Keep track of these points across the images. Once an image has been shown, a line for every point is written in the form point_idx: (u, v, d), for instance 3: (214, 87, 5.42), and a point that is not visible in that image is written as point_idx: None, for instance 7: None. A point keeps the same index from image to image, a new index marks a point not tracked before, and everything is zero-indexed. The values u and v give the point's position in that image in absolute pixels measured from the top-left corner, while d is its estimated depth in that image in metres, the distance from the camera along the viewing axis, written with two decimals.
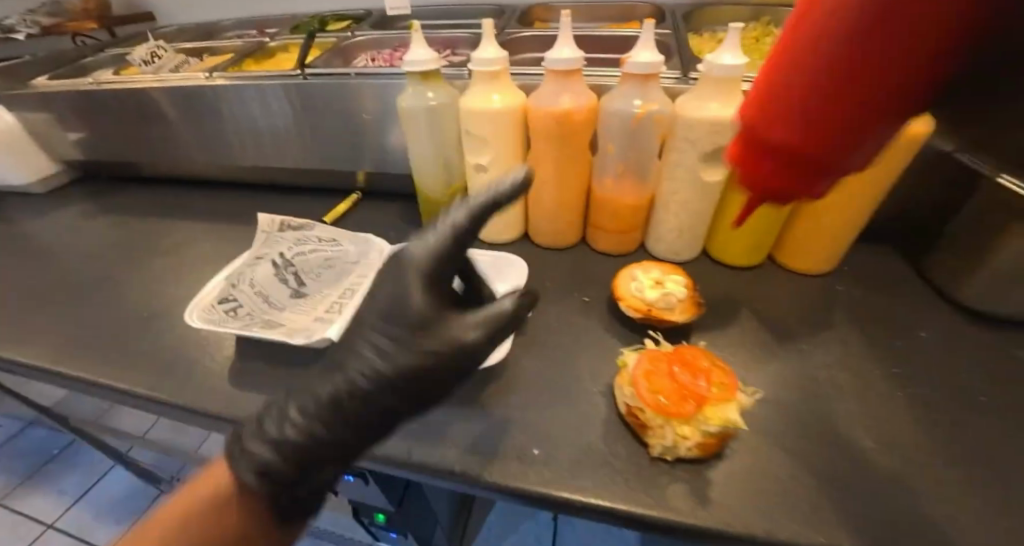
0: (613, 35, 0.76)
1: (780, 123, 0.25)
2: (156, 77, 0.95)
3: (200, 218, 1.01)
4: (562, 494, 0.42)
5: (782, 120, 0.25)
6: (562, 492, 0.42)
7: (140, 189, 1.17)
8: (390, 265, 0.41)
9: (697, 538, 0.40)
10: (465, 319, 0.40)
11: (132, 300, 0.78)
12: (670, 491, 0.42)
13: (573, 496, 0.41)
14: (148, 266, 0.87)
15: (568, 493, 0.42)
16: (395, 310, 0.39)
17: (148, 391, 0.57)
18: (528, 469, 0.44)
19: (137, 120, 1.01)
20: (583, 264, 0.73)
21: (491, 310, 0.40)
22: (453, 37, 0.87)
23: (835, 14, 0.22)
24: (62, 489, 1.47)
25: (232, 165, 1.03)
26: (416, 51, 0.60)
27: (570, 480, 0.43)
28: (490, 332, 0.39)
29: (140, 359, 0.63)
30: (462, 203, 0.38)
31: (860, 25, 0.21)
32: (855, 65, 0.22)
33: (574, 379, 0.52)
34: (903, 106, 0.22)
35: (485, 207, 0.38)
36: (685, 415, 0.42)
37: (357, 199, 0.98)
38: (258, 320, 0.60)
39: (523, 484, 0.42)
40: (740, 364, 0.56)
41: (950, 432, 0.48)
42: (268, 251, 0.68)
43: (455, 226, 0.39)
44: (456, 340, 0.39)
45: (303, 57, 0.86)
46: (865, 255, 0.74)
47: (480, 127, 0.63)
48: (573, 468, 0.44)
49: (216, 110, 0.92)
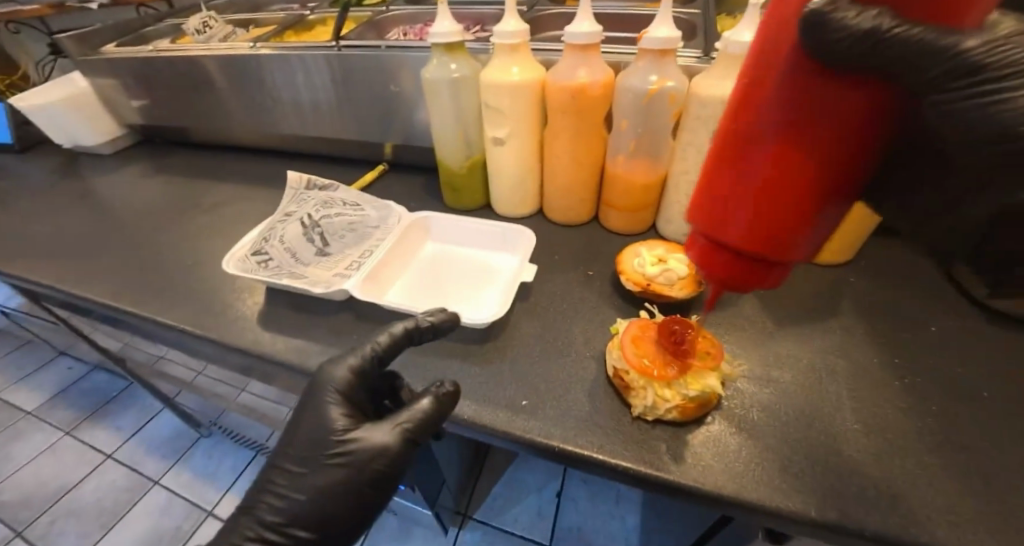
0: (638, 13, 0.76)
1: (741, 208, 0.33)
2: (205, 46, 1.01)
3: (242, 181, 1.09)
4: (543, 440, 0.46)
5: (741, 207, 0.33)
6: (543, 438, 0.45)
7: (191, 153, 1.27)
8: (310, 393, 0.50)
9: (665, 491, 0.43)
10: (381, 426, 0.47)
11: (180, 250, 0.86)
12: (644, 447, 0.45)
13: (554, 442, 0.45)
14: (195, 222, 0.95)
15: (548, 440, 0.45)
16: (317, 439, 0.48)
17: (190, 327, 0.64)
18: (515, 416, 0.48)
19: (190, 87, 1.09)
20: (592, 241, 0.75)
21: (407, 413, 0.47)
22: (483, 13, 0.89)
23: (766, 111, 0.29)
24: (118, 423, 1.64)
25: (272, 133, 1.10)
26: (441, 23, 0.63)
27: (552, 429, 0.46)
28: (405, 432, 0.47)
29: (184, 299, 0.70)
30: (385, 331, 0.49)
31: (785, 121, 0.29)
32: (792, 151, 0.29)
33: (568, 343, 0.56)
34: (834, 185, 0.30)
35: (401, 336, 0.49)
36: (666, 379, 0.44)
37: (385, 170, 1.03)
38: (286, 273, 0.66)
39: (508, 429, 0.46)
40: (734, 342, 0.57)
41: (940, 421, 0.48)
42: (297, 211, 0.74)
43: (376, 348, 0.49)
44: (375, 447, 0.47)
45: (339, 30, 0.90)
46: (884, 248, 0.72)
47: (498, 99, 0.66)
48: (557, 419, 0.47)
49: (259, 79, 0.98)
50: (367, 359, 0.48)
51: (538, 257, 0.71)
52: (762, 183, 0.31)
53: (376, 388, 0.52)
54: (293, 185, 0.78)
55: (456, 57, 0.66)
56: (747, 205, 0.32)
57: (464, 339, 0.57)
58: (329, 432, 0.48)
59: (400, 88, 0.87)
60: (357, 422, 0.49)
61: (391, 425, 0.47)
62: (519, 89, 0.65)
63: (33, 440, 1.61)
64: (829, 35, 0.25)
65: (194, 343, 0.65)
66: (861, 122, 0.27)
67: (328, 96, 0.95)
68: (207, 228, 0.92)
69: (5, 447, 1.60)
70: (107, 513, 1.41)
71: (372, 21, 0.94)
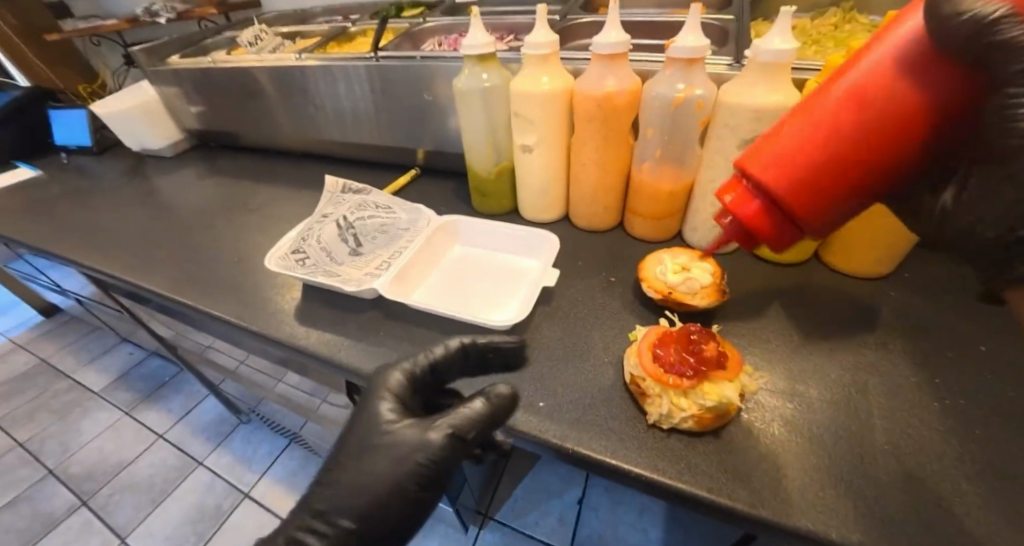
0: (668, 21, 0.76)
1: (821, 151, 0.41)
2: (257, 57, 1.08)
3: (287, 183, 1.16)
4: (557, 442, 0.46)
5: (830, 144, 0.41)
6: (557, 440, 0.46)
7: (242, 157, 1.35)
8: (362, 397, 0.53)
9: (678, 499, 0.43)
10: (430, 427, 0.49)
11: (229, 247, 0.93)
12: (658, 455, 0.45)
13: (568, 445, 0.46)
14: (243, 221, 1.02)
15: (562, 442, 0.46)
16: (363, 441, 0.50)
17: (235, 318, 0.69)
18: (530, 417, 0.49)
19: (242, 95, 1.17)
20: (616, 247, 0.76)
21: (457, 414, 0.48)
22: (516, 23, 0.91)
23: (890, 84, 0.37)
24: (169, 406, 1.76)
25: (314, 138, 1.16)
26: (474, 35, 0.65)
27: (566, 432, 0.47)
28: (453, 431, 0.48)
29: (231, 292, 0.76)
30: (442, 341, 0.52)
31: (906, 75, 0.37)
32: (873, 129, 0.39)
33: (587, 348, 0.56)
34: (876, 176, 0.41)
35: (460, 345, 0.52)
36: (682, 388, 0.44)
37: (417, 175, 1.07)
38: (321, 271, 0.70)
39: (523, 429, 0.47)
40: (758, 354, 0.56)
41: (984, 445, 0.45)
42: (333, 212, 0.78)
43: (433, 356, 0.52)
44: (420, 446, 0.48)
45: (378, 41, 0.94)
46: (928, 262, 0.69)
47: (526, 108, 0.67)
48: (572, 422, 0.48)
49: (304, 88, 1.04)
50: (420, 366, 0.52)
51: (562, 262, 0.72)
52: (824, 130, 0.41)
53: (426, 393, 0.54)
54: (330, 188, 0.82)
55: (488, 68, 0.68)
56: (805, 163, 0.42)
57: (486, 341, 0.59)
58: (375, 426, 0.50)
59: (434, 96, 0.91)
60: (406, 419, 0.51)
61: (436, 425, 0.49)
62: (547, 98, 0.66)
63: (97, 417, 1.75)
64: (951, 30, 0.33)
65: (239, 334, 0.70)
66: (949, 101, 0.36)
67: (367, 103, 0.99)
68: (253, 227, 0.98)
69: (73, 422, 1.76)
70: (158, 489, 1.52)
71: (409, 33, 0.98)
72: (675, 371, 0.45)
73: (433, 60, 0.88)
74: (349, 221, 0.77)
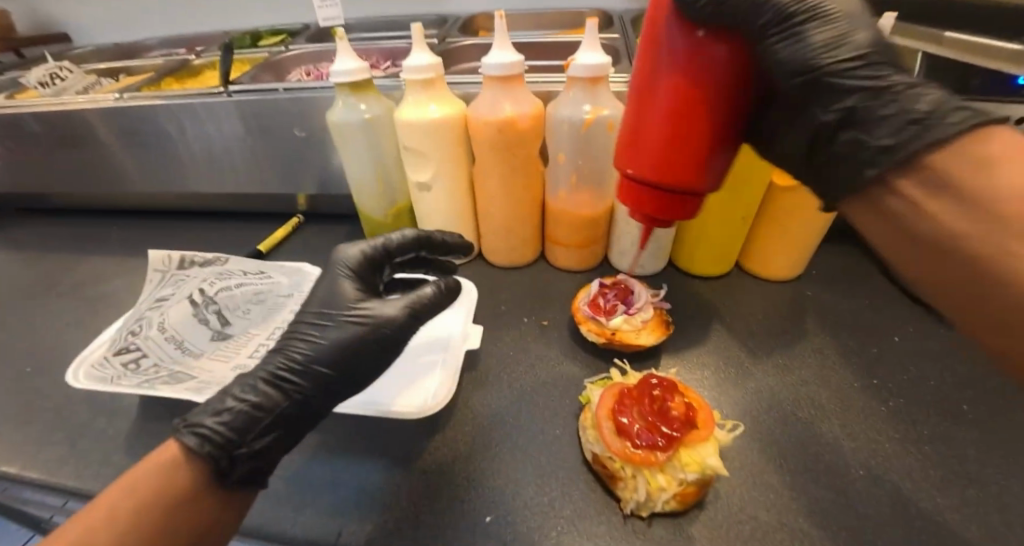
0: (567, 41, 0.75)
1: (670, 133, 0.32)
2: (58, 98, 0.80)
3: (107, 248, 0.84)
4: (528, 537, 0.37)
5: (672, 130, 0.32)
6: (535, 536, 0.37)
7: (35, 215, 0.98)
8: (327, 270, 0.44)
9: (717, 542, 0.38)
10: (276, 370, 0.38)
11: (9, 345, 0.63)
12: (647, 537, 0.38)
13: (546, 538, 0.37)
14: (40, 300, 0.71)
15: (540, 536, 0.37)
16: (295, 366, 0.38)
17: (15, 469, 0.45)
18: (496, 527, 0.38)
19: (30, 144, 0.85)
20: (542, 283, 0.67)
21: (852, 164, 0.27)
22: (393, 48, 0.77)
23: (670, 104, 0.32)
24: None
25: (137, 194, 0.88)
26: (342, 60, 0.54)
27: (543, 532, 0.38)
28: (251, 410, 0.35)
29: (8, 425, 0.50)
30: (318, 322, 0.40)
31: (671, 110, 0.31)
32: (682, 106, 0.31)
33: (532, 417, 0.47)
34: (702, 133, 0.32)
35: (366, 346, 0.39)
36: (658, 463, 0.38)
37: (299, 223, 0.84)
38: (167, 372, 0.50)
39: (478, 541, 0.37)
40: (709, 385, 0.52)
41: (938, 449, 0.45)
42: (174, 291, 0.58)
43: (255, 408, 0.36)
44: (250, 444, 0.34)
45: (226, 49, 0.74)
46: (832, 255, 0.72)
47: (416, 140, 0.56)
48: (541, 523, 0.38)
49: (121, 131, 0.78)
50: (277, 373, 0.37)
51: (487, 314, 0.61)
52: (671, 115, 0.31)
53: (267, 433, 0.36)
54: (190, 277, 0.60)
55: (368, 97, 0.57)
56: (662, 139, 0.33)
57: (408, 434, 0.46)
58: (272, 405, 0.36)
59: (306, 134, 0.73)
60: (260, 401, 0.36)
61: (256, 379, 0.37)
62: (439, 125, 0.55)
63: None
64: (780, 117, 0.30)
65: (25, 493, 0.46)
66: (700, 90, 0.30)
67: (215, 145, 0.77)
68: (73, 300, 0.70)
69: None
70: None
71: (269, 62, 0.80)
72: (654, 430, 0.39)
73: (301, 91, 0.70)
74: (208, 295, 0.59)
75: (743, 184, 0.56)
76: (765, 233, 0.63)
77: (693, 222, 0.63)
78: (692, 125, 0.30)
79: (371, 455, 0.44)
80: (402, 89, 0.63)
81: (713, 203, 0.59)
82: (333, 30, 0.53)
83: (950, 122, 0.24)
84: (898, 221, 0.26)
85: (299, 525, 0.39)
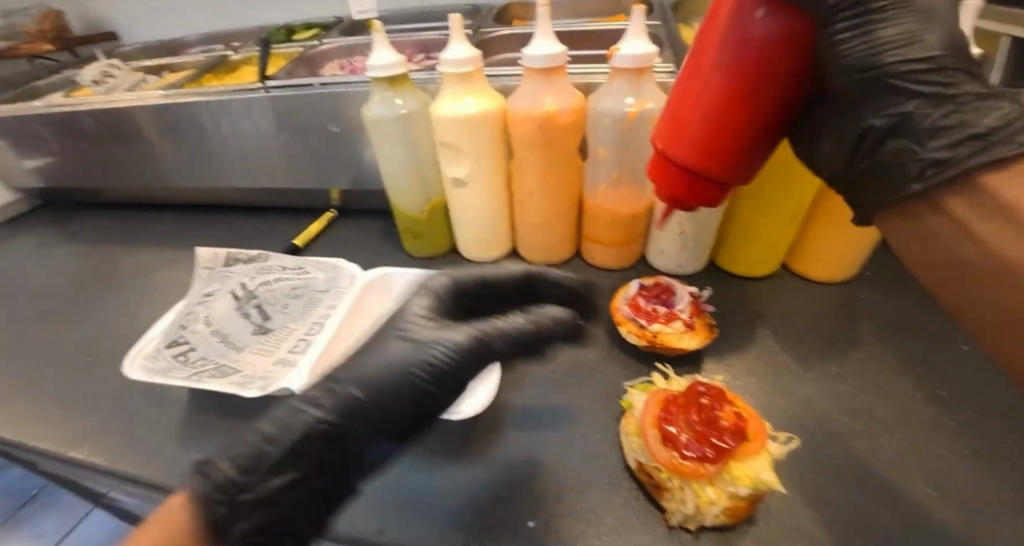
0: (605, 29, 0.72)
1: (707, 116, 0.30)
2: (107, 96, 0.83)
3: (155, 241, 0.87)
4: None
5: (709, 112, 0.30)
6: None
7: (90, 210, 1.03)
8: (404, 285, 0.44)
9: None
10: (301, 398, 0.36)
11: (69, 334, 0.66)
12: None
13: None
14: (96, 292, 0.75)
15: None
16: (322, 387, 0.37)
17: (77, 456, 0.48)
18: (537, 534, 0.37)
19: (82, 142, 0.88)
20: (578, 281, 0.65)
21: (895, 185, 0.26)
22: (427, 40, 0.76)
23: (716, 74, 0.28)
24: (38, 532, 1.22)
25: (181, 189, 0.91)
26: (379, 54, 0.53)
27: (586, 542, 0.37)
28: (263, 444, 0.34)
29: (69, 413, 0.53)
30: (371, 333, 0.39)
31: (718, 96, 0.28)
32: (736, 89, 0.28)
33: (572, 421, 0.46)
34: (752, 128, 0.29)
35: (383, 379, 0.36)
36: (708, 476, 0.36)
37: (333, 218, 0.85)
38: (214, 365, 0.52)
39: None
40: (757, 392, 0.50)
41: (1015, 469, 0.42)
42: (219, 287, 0.60)
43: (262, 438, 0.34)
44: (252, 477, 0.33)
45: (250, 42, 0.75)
46: (890, 254, 0.68)
47: (452, 134, 0.55)
48: (584, 532, 0.37)
49: (165, 127, 0.81)
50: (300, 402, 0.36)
51: None
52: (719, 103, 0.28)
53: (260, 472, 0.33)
54: (229, 274, 0.61)
55: (404, 92, 0.57)
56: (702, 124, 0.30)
57: (447, 434, 0.46)
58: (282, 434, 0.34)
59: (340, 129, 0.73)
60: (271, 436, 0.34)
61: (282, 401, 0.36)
62: (476, 119, 0.54)
63: None
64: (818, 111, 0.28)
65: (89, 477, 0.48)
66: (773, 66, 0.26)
67: (252, 140, 0.78)
68: (126, 293, 0.73)
69: None
70: None
71: (304, 57, 0.80)
72: (703, 441, 0.37)
73: (336, 85, 0.70)
74: (250, 290, 0.60)
75: (798, 178, 0.53)
76: (813, 232, 0.60)
77: (739, 219, 0.60)
78: (740, 118, 0.28)
79: (411, 455, 0.44)
80: (437, 82, 0.62)
81: (763, 199, 0.56)
82: (370, 23, 0.52)
83: (1016, 141, 0.22)
84: (934, 237, 0.26)
85: (342, 523, 0.39)
